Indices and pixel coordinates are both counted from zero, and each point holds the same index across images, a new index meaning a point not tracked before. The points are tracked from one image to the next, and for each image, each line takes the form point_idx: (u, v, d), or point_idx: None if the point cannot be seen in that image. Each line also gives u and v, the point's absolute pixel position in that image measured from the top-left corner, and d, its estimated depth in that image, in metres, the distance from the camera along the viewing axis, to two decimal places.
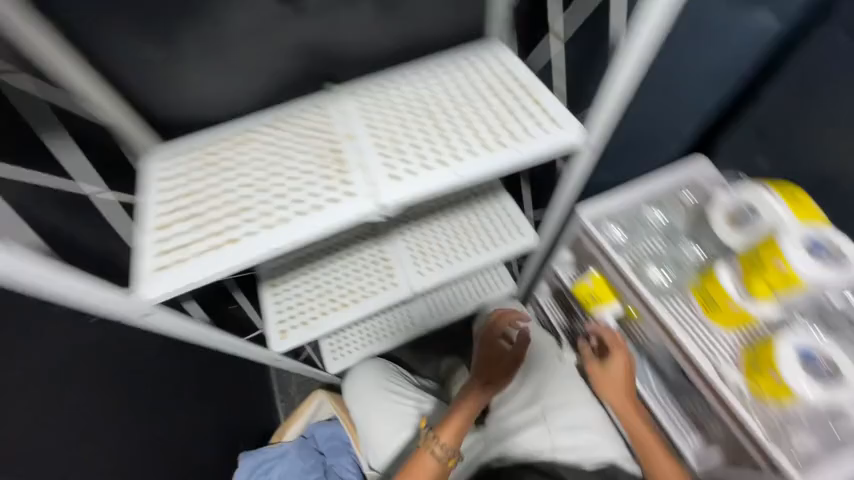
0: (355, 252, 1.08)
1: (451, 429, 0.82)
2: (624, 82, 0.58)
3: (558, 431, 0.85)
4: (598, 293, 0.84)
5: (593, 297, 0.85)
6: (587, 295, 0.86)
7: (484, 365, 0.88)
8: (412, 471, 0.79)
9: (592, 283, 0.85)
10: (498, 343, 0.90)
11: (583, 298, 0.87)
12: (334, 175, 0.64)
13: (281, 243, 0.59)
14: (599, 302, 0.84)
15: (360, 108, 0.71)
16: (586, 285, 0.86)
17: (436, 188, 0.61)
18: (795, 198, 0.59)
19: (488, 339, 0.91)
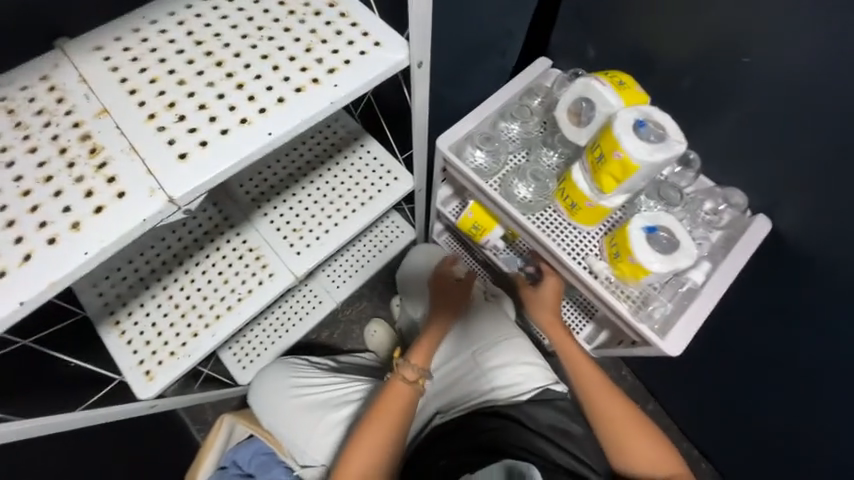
0: (212, 251, 0.87)
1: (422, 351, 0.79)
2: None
3: (492, 371, 0.81)
4: (480, 222, 0.82)
5: (475, 228, 0.84)
6: (470, 227, 0.84)
7: (442, 298, 0.88)
8: (383, 400, 0.69)
9: (472, 215, 0.82)
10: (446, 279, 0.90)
11: (468, 231, 0.85)
12: (90, 173, 0.44)
13: (37, 289, 0.40)
14: (481, 230, 0.83)
15: (106, 65, 0.49)
16: (466, 219, 0.84)
17: (246, 156, 0.47)
18: (620, 83, 0.59)
19: (440, 277, 0.91)
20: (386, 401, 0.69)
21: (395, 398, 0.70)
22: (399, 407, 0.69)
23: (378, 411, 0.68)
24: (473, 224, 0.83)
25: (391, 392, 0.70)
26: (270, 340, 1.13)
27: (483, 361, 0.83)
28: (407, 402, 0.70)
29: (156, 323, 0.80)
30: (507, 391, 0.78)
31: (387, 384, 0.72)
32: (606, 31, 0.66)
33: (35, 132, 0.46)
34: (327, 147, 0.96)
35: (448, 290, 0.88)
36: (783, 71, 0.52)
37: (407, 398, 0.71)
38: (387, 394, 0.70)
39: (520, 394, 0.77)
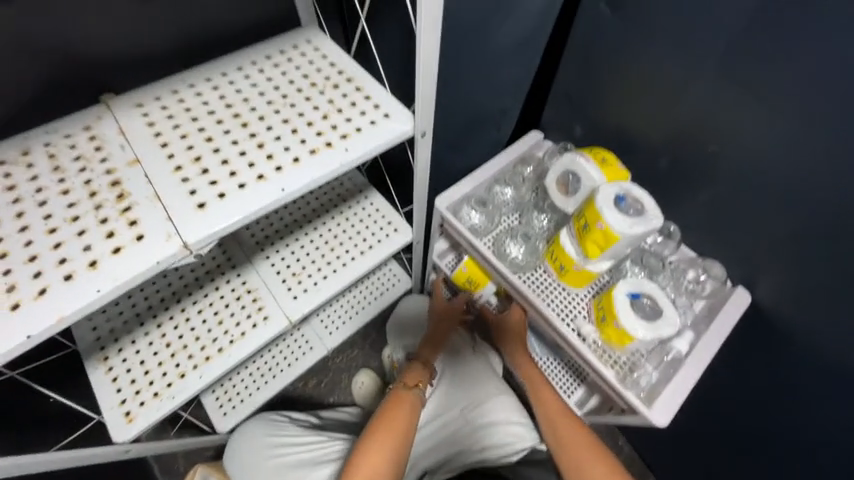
0: (211, 290, 0.89)
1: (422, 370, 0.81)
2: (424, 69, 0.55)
3: (481, 430, 0.79)
4: (475, 278, 0.86)
5: (470, 282, 0.87)
6: (464, 281, 0.88)
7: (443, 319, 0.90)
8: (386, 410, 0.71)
9: (467, 269, 0.86)
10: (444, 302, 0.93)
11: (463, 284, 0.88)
12: (115, 215, 0.48)
13: (48, 323, 0.42)
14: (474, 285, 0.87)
15: (145, 121, 0.56)
16: (461, 272, 0.88)
17: (258, 209, 0.51)
18: (603, 161, 0.65)
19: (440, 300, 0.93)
20: (391, 414, 0.69)
21: (396, 423, 0.67)
22: (400, 431, 0.67)
23: (376, 434, 0.66)
24: (467, 278, 0.87)
25: (394, 402, 0.72)
26: (256, 385, 1.10)
27: (478, 419, 0.80)
28: (407, 428, 0.68)
29: (145, 360, 0.80)
30: (498, 449, 0.77)
31: (389, 396, 0.74)
32: (589, 115, 0.74)
33: (70, 176, 0.51)
34: (333, 197, 1.02)
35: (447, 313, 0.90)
36: (745, 161, 0.58)
37: (406, 424, 0.69)
38: (387, 417, 0.68)
39: (511, 452, 0.76)
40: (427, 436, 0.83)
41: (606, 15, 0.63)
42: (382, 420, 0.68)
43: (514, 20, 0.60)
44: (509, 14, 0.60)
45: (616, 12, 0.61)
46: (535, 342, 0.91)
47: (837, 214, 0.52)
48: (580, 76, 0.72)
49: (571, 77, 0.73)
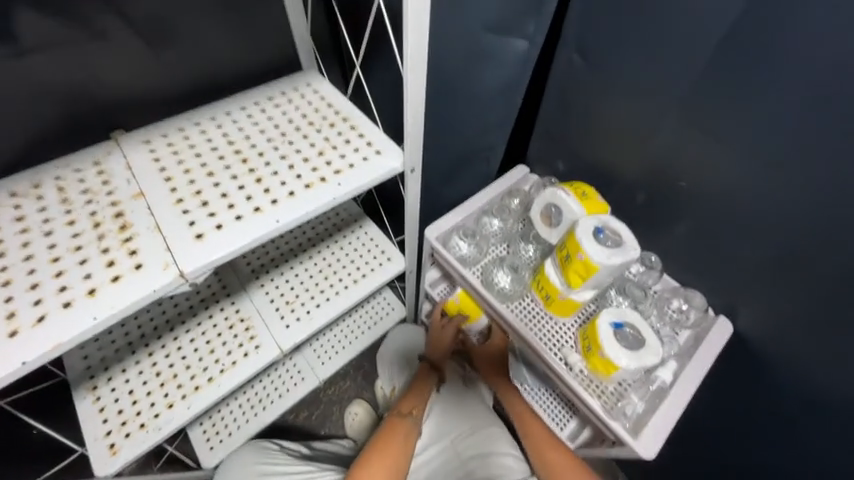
0: (204, 318, 0.90)
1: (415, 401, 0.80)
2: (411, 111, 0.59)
3: (471, 460, 0.77)
4: (465, 310, 0.91)
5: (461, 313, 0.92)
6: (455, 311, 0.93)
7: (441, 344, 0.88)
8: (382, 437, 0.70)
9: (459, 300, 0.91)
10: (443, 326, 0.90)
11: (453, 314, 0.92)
12: (117, 245, 0.51)
13: (46, 349, 0.44)
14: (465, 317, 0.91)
15: (151, 157, 0.59)
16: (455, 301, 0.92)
17: (253, 240, 0.53)
18: (583, 195, 0.69)
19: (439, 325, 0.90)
20: (387, 441, 0.70)
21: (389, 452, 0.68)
22: (396, 457, 0.67)
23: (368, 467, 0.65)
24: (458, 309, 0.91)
25: (390, 429, 0.72)
26: (245, 417, 1.08)
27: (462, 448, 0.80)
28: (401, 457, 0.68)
29: (134, 390, 0.79)
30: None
31: (385, 424, 0.74)
32: (570, 152, 0.79)
33: (77, 207, 0.54)
34: (328, 227, 1.05)
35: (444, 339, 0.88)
36: (714, 197, 0.61)
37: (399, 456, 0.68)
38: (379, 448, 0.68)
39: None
40: (425, 464, 0.81)
41: (578, 64, 0.66)
42: (377, 447, 0.68)
43: (495, 67, 0.66)
44: (490, 62, 0.65)
45: (587, 63, 0.65)
46: (525, 371, 0.91)
47: (805, 248, 0.54)
48: (560, 117, 0.76)
49: (551, 117, 0.78)
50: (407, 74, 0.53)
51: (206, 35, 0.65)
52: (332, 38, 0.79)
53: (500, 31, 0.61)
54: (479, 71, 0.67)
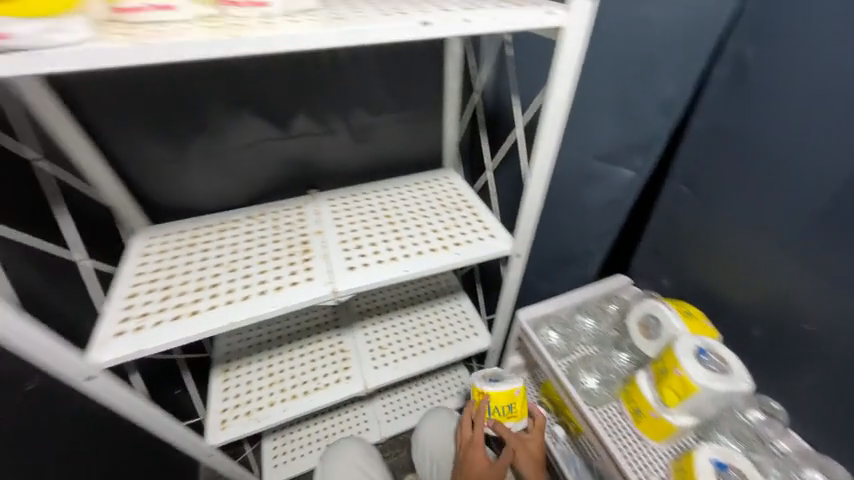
0: (314, 340, 1.07)
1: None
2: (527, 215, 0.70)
3: None
4: (517, 406, 0.78)
5: (512, 407, 0.78)
6: (497, 403, 0.77)
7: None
8: None
9: (517, 395, 0.77)
10: (473, 449, 0.78)
11: (497, 408, 0.77)
12: (299, 262, 0.72)
13: (242, 319, 0.62)
14: (513, 412, 0.78)
15: (332, 210, 0.84)
16: (511, 392, 0.77)
17: (385, 280, 0.69)
18: (688, 314, 0.69)
19: (471, 447, 0.78)
20: None
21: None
22: None
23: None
24: (509, 402, 0.77)
25: None
26: (312, 446, 1.16)
27: None
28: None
29: (251, 383, 0.97)
30: None
31: None
32: (677, 272, 0.80)
33: (282, 233, 0.79)
34: (428, 292, 1.19)
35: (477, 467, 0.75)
36: (842, 350, 0.56)
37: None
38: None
39: None
40: None
41: (688, 195, 0.74)
42: None
43: (608, 186, 0.76)
44: (605, 181, 0.76)
45: (699, 195, 0.71)
46: None
47: None
48: (667, 237, 0.81)
49: (658, 236, 0.83)
50: (530, 188, 0.65)
51: (390, 138, 0.92)
52: (471, 147, 1.03)
53: (617, 160, 0.72)
54: (592, 187, 0.78)
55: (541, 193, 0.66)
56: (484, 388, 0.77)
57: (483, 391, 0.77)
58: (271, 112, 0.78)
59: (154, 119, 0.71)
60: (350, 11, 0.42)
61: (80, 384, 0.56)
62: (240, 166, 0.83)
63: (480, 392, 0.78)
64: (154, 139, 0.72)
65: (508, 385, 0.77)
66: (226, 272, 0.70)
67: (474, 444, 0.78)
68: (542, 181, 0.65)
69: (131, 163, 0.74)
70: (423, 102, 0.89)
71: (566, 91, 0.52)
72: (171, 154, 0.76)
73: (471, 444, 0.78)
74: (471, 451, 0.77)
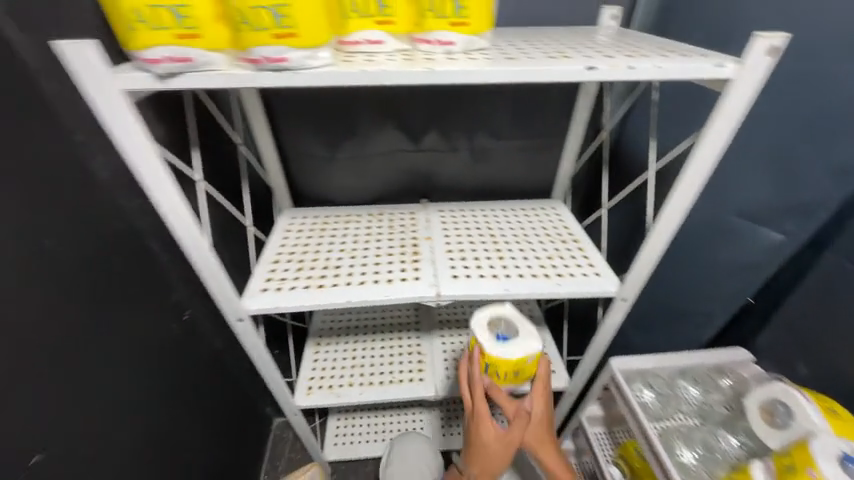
0: (395, 337, 1.14)
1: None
2: (646, 259, 0.67)
3: None
4: (524, 373, 0.63)
5: (518, 374, 0.63)
6: (500, 370, 0.62)
7: (482, 467, 0.65)
8: None
9: (527, 362, 0.62)
10: (482, 430, 0.64)
11: (500, 373, 0.62)
12: (409, 261, 0.79)
13: (358, 300, 0.71)
14: (517, 378, 0.64)
15: (441, 221, 0.91)
16: (521, 359, 0.61)
17: (484, 294, 0.72)
18: (831, 412, 0.58)
19: (481, 429, 0.64)
20: None
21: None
22: None
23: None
24: (516, 371, 0.62)
25: None
26: (369, 436, 1.23)
27: None
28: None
29: (335, 360, 1.06)
30: None
31: None
32: (821, 360, 0.68)
33: (396, 232, 0.87)
34: None
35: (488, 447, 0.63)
36: None
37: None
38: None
39: None
40: None
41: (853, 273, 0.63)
42: None
43: (742, 244, 0.70)
44: (739, 240, 0.71)
45: None
46: None
47: None
48: (814, 318, 0.69)
49: (801, 315, 0.71)
50: (657, 233, 0.63)
51: (506, 163, 0.96)
52: (584, 183, 1.00)
53: (760, 220, 0.67)
54: (723, 244, 0.73)
55: (668, 240, 0.63)
56: (489, 350, 0.61)
57: (488, 353, 0.61)
58: (410, 128, 0.88)
59: (320, 122, 0.86)
60: (520, 53, 0.49)
61: (233, 322, 0.70)
62: (372, 170, 0.95)
63: (482, 350, 0.62)
64: (315, 138, 0.88)
65: (517, 350, 0.61)
66: (348, 257, 0.80)
67: (483, 423, 0.64)
68: (669, 229, 0.62)
69: (294, 155, 0.90)
70: (546, 134, 0.92)
71: (718, 142, 0.51)
72: (323, 152, 0.90)
73: (478, 423, 0.64)
74: (480, 432, 0.64)
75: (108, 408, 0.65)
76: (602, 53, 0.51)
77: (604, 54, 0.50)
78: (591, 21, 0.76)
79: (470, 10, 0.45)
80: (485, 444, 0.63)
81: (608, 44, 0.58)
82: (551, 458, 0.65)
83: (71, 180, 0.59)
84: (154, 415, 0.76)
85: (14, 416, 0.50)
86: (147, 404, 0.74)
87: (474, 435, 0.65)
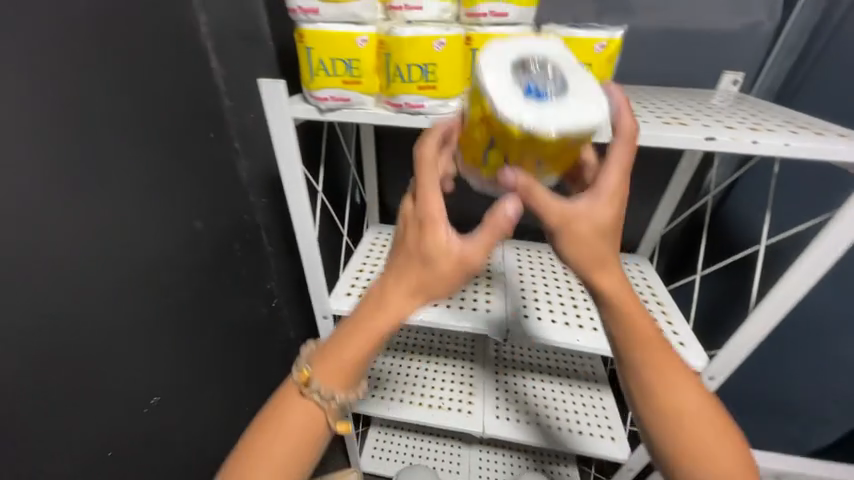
0: (449, 361, 1.11)
1: (288, 450, 0.45)
2: (746, 337, 0.60)
3: None
4: (554, 165, 0.38)
5: (548, 165, 0.38)
6: (513, 153, 0.37)
7: (425, 289, 0.42)
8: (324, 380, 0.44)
9: (572, 146, 0.36)
10: (433, 233, 0.39)
11: (510, 152, 0.37)
12: (483, 292, 0.82)
13: (430, 320, 0.75)
14: (543, 174, 0.39)
15: (516, 258, 0.93)
16: (562, 143, 0.35)
17: (555, 340, 0.74)
18: None
19: (429, 235, 0.40)
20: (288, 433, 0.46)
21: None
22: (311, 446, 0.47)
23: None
24: (551, 157, 0.36)
25: (297, 409, 0.46)
26: (406, 457, 1.21)
27: None
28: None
29: (390, 373, 1.08)
30: None
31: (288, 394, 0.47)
32: None
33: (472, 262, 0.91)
34: (569, 369, 1.07)
35: (443, 253, 0.40)
36: None
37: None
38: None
39: None
40: None
41: None
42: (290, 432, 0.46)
43: None
44: None
45: None
46: None
47: None
48: None
49: None
50: (761, 312, 0.58)
51: None
52: (676, 245, 0.95)
53: None
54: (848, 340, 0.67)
55: (774, 321, 0.57)
56: (506, 114, 0.34)
57: (501, 113, 0.34)
58: None
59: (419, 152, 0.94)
60: (632, 115, 0.52)
61: (319, 318, 0.79)
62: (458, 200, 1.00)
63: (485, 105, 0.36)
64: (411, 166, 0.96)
65: (566, 119, 0.34)
66: None
67: (438, 222, 0.39)
68: (777, 314, 0.57)
69: (389, 178, 1.00)
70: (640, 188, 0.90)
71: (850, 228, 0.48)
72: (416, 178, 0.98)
73: (425, 223, 0.40)
74: (427, 236, 0.40)
75: (204, 367, 0.76)
76: (721, 121, 0.51)
77: (723, 123, 0.50)
78: (707, 85, 0.75)
79: (591, 72, 0.49)
80: (425, 259, 0.40)
81: (725, 111, 0.57)
82: (606, 273, 0.43)
83: (220, 175, 0.74)
84: (233, 383, 0.87)
85: (148, 356, 0.62)
86: (230, 371, 0.85)
87: (413, 242, 0.41)
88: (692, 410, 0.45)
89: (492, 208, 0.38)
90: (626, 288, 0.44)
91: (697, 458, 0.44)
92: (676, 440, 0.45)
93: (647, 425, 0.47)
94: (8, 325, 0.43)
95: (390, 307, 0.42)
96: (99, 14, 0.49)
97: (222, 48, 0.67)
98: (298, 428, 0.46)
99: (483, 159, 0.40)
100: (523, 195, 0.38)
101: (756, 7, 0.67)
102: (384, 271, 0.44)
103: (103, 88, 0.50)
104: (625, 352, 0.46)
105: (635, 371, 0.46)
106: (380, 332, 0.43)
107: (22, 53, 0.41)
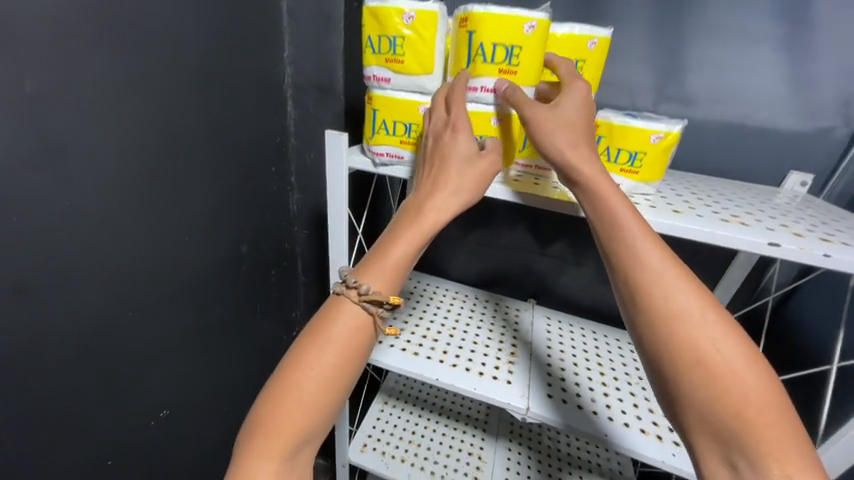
0: (459, 427, 1.03)
1: (341, 352, 0.41)
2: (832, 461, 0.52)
3: None
4: (525, 54, 0.47)
5: (514, 57, 0.47)
6: (487, 42, 0.47)
7: (458, 185, 0.47)
8: (377, 270, 0.44)
9: (528, 35, 0.46)
10: (459, 135, 0.48)
11: (483, 47, 0.47)
12: (505, 359, 0.78)
13: (447, 381, 0.71)
14: (513, 69, 0.48)
15: (546, 328, 0.88)
16: (517, 26, 0.46)
17: (579, 427, 0.67)
18: None
19: (457, 125, 0.48)
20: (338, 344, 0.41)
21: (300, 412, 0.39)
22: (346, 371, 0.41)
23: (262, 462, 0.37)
24: (514, 44, 0.46)
25: (341, 316, 0.43)
26: None
27: None
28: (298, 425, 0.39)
29: (396, 427, 1.02)
30: None
31: (336, 312, 0.43)
32: None
33: (498, 325, 0.87)
34: (592, 463, 0.95)
35: (460, 143, 0.47)
36: None
37: (296, 435, 0.39)
38: (276, 408, 0.39)
39: None
40: None
41: None
42: (336, 343, 0.41)
43: None
44: None
45: None
46: None
47: None
48: None
49: None
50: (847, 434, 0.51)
51: None
52: None
53: None
54: None
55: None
56: (474, 7, 0.46)
57: (470, 11, 0.47)
58: (541, 232, 0.92)
59: None
60: (686, 207, 0.50)
61: None
62: (492, 260, 0.99)
63: (464, 18, 0.48)
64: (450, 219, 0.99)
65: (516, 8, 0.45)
66: (449, 335, 0.82)
67: (462, 131, 0.48)
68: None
69: None
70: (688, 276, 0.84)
71: None
72: (453, 232, 1.00)
73: (453, 130, 0.48)
74: (454, 138, 0.47)
75: (214, 386, 0.75)
76: (785, 225, 0.48)
77: (787, 227, 0.48)
78: (770, 182, 0.72)
79: (644, 161, 0.50)
80: (456, 160, 0.48)
81: (787, 212, 0.54)
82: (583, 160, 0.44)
83: (271, 205, 0.79)
84: (240, 406, 0.85)
85: (167, 366, 0.63)
86: (238, 394, 0.83)
87: (441, 147, 0.48)
88: (713, 338, 0.35)
89: (485, 144, 0.51)
90: (591, 167, 0.44)
91: (720, 400, 0.33)
92: (697, 376, 0.34)
93: (656, 371, 0.37)
94: (56, 317, 0.46)
95: (433, 203, 0.47)
96: (202, 60, 0.57)
97: (300, 97, 0.75)
98: (351, 330, 0.42)
99: (469, 64, 0.49)
100: (514, 98, 0.47)
101: (829, 112, 0.65)
102: (419, 185, 0.50)
103: (190, 120, 0.57)
104: (617, 265, 0.40)
105: (632, 286, 0.39)
106: (422, 232, 0.46)
107: (133, 84, 0.48)
